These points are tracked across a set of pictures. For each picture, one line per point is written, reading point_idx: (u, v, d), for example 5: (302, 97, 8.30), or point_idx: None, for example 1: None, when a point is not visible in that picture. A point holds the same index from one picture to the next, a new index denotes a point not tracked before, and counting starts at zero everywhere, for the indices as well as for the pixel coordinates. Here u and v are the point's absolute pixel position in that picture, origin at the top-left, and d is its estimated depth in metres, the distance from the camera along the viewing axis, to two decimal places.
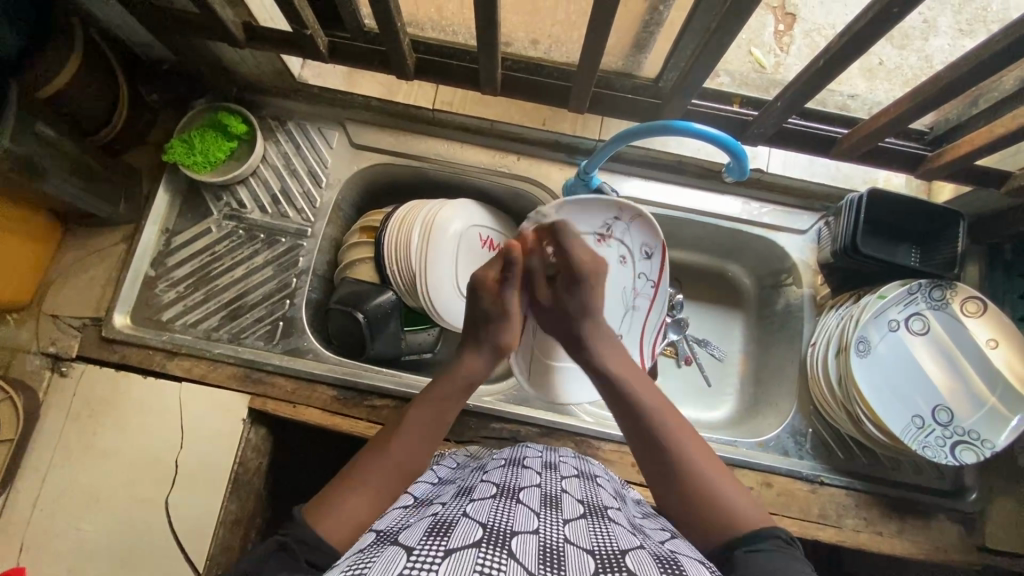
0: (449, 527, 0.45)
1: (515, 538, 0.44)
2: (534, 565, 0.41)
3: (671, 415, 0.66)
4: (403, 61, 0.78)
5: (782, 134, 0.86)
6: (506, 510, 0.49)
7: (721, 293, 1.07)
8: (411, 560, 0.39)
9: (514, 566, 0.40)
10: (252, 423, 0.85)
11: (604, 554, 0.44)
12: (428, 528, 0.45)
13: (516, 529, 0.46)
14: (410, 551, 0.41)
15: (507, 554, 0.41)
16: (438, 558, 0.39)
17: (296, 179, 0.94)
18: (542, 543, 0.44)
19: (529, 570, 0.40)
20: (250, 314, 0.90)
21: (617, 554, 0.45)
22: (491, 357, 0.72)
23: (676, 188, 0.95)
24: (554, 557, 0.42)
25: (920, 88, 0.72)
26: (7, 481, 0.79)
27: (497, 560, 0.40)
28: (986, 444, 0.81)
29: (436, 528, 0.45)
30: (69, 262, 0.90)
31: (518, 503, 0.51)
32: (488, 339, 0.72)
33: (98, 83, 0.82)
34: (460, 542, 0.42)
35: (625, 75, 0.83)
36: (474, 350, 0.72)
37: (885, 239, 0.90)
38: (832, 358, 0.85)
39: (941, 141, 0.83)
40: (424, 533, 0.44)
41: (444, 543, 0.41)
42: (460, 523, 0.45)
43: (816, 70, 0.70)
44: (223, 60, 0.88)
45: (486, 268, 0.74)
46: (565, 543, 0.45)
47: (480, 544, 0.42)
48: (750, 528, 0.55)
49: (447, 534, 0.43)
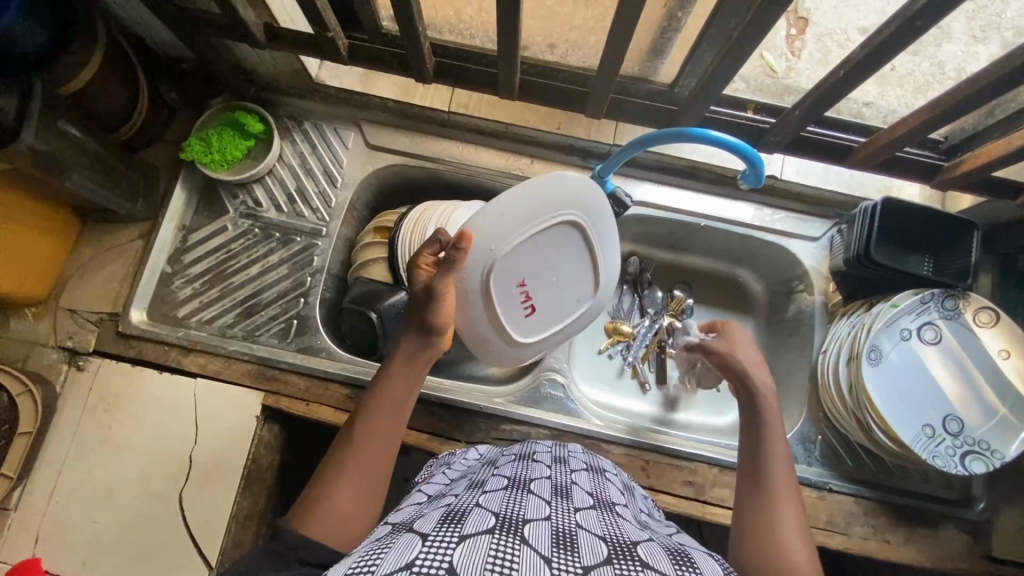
0: (463, 516, 0.45)
1: (528, 526, 0.44)
2: (546, 551, 0.41)
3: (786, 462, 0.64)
4: (421, 64, 0.78)
5: (798, 142, 0.86)
6: (517, 501, 0.49)
7: (730, 299, 1.07)
8: (426, 545, 0.40)
9: (527, 551, 0.41)
10: (265, 420, 0.86)
11: (615, 542, 0.45)
12: (442, 516, 0.46)
13: (527, 517, 0.46)
14: (426, 537, 0.41)
15: (519, 539, 0.42)
16: (454, 543, 0.40)
17: (312, 179, 0.95)
18: (554, 531, 0.45)
19: (543, 555, 0.41)
20: (265, 312, 0.90)
21: (628, 544, 0.45)
22: (429, 340, 0.69)
23: (689, 194, 0.95)
24: (566, 545, 0.43)
25: (939, 99, 0.72)
26: (24, 473, 0.80)
27: (512, 546, 0.41)
28: (997, 454, 0.81)
29: (449, 516, 0.45)
30: (87, 257, 0.91)
31: (529, 493, 0.52)
32: (418, 320, 0.69)
33: (118, 81, 0.82)
34: (474, 528, 0.42)
35: (642, 81, 0.83)
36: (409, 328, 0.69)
37: (898, 248, 0.90)
38: (842, 366, 0.86)
39: (955, 151, 0.83)
40: (438, 521, 0.44)
41: (458, 530, 0.42)
42: (473, 512, 0.46)
43: (836, 80, 0.70)
44: (242, 61, 0.89)
45: (422, 253, 0.70)
46: (577, 531, 0.46)
47: (493, 531, 0.42)
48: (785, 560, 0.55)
49: (461, 521, 0.44)
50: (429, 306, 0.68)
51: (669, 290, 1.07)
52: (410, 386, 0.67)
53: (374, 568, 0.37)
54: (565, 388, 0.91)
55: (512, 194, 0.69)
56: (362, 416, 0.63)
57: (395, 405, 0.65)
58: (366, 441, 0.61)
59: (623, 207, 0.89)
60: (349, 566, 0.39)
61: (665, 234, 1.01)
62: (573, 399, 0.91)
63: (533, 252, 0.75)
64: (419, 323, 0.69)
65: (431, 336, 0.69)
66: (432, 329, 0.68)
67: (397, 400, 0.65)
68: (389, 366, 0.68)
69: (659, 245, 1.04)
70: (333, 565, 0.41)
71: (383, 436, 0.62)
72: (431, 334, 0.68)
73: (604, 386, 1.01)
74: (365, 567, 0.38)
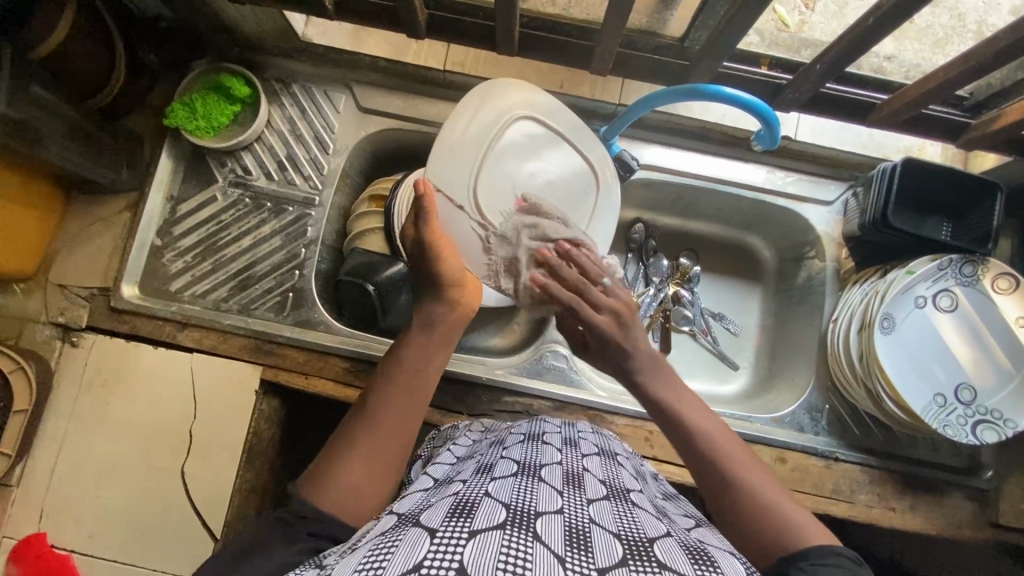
0: (472, 507, 0.43)
1: (540, 520, 0.42)
2: (561, 550, 0.39)
3: (736, 445, 0.58)
4: (412, 18, 0.72)
5: (816, 100, 0.82)
6: (529, 489, 0.47)
7: (738, 265, 1.04)
8: (434, 543, 0.37)
9: (541, 548, 0.38)
10: (264, 394, 0.85)
11: (631, 540, 0.43)
12: (451, 507, 0.43)
13: (540, 509, 0.44)
14: (434, 532, 0.39)
15: (532, 536, 0.40)
16: (464, 540, 0.38)
17: (303, 145, 0.91)
18: (568, 526, 0.42)
19: (557, 553, 0.38)
20: (260, 285, 0.88)
21: (644, 541, 0.43)
22: (442, 295, 0.64)
23: (699, 156, 0.91)
24: (579, 543, 0.41)
25: (970, 53, 0.67)
26: (23, 451, 0.80)
27: (524, 543, 0.38)
28: (1009, 423, 0.79)
29: (458, 508, 0.43)
30: (74, 230, 0.88)
31: (540, 482, 0.50)
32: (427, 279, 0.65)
33: (93, 43, 0.78)
34: (484, 523, 0.40)
35: (650, 34, 0.77)
36: (422, 293, 0.65)
37: (914, 212, 0.86)
38: (854, 334, 0.83)
39: (982, 108, 0.79)
40: (447, 514, 0.42)
41: (468, 525, 0.40)
42: (483, 503, 0.44)
43: (861, 30, 0.65)
44: (224, 19, 0.83)
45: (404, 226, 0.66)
46: (590, 527, 0.44)
47: (505, 526, 0.40)
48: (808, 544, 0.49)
49: (471, 514, 0.41)
50: (423, 258, 0.64)
51: (674, 257, 1.03)
52: (426, 355, 0.62)
53: (381, 569, 0.35)
54: (568, 360, 0.90)
55: (460, 125, 0.72)
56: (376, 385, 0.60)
57: (409, 373, 0.60)
58: (379, 411, 0.57)
59: (631, 171, 0.87)
60: (356, 561, 0.37)
61: (671, 200, 0.97)
62: (577, 369, 0.90)
63: (502, 154, 0.75)
64: (424, 277, 0.65)
65: (446, 293, 0.65)
66: (438, 279, 0.65)
67: (413, 368, 0.61)
68: (408, 333, 0.64)
69: (665, 211, 1.01)
70: (339, 559, 0.39)
71: (397, 405, 0.58)
72: (443, 289, 0.64)
73: None
74: (371, 567, 0.36)
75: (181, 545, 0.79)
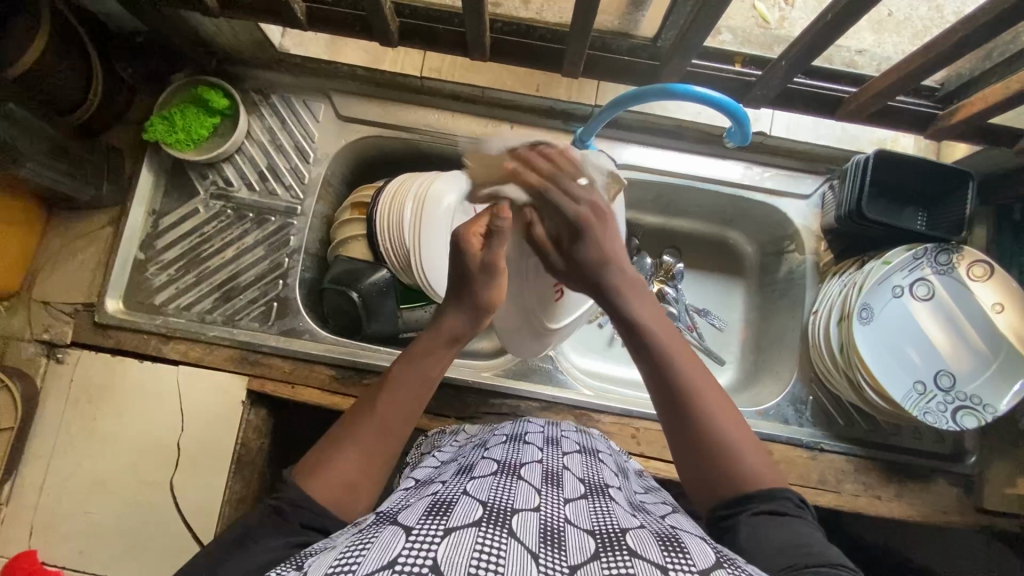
0: (449, 506, 0.43)
1: (515, 517, 0.43)
2: (534, 546, 0.39)
3: (717, 395, 0.56)
4: (384, 26, 0.73)
5: (786, 95, 0.83)
6: (506, 488, 0.48)
7: (720, 260, 1.05)
8: (409, 541, 0.38)
9: (515, 544, 0.39)
10: (251, 404, 0.85)
11: (605, 533, 0.43)
12: (427, 507, 0.44)
13: (516, 507, 0.44)
14: (409, 530, 0.39)
15: (507, 532, 0.40)
16: (438, 537, 0.38)
17: (283, 156, 0.91)
18: (542, 523, 0.43)
19: (530, 549, 0.39)
20: (243, 295, 0.88)
21: (618, 533, 0.43)
22: (480, 320, 0.64)
23: (677, 155, 0.92)
24: (553, 539, 0.41)
25: (931, 45, 0.68)
26: (10, 469, 0.80)
27: (498, 539, 0.39)
28: (989, 408, 0.80)
29: (435, 507, 0.43)
30: (56, 247, 0.88)
31: (518, 480, 0.50)
32: (470, 299, 0.63)
33: (70, 60, 0.78)
34: (460, 520, 0.40)
35: (622, 35, 0.78)
36: (451, 305, 0.64)
37: (889, 203, 0.87)
38: (834, 327, 0.84)
39: (952, 98, 0.80)
40: (424, 513, 0.42)
41: (444, 522, 0.40)
42: (460, 502, 0.44)
43: (823, 25, 0.66)
44: (199, 32, 0.83)
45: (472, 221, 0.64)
46: (566, 523, 0.44)
47: (480, 523, 0.40)
48: (773, 491, 0.51)
49: (447, 512, 0.42)
50: (483, 283, 0.62)
51: (658, 254, 1.04)
52: (443, 366, 0.62)
53: (354, 568, 0.35)
54: (556, 360, 0.91)
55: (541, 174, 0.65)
56: (384, 383, 0.59)
57: (423, 380, 0.60)
58: (383, 414, 0.57)
59: None
60: (331, 561, 0.37)
61: (652, 198, 0.98)
62: (562, 368, 0.90)
63: None
64: (472, 303, 0.63)
65: (481, 315, 0.64)
66: (485, 307, 0.64)
67: (424, 375, 0.60)
68: (423, 339, 0.63)
69: (648, 210, 1.02)
70: (315, 559, 0.39)
71: (404, 411, 0.58)
72: (484, 312, 0.64)
73: (596, 355, 1.00)
74: (345, 567, 0.36)
75: (170, 558, 0.79)
